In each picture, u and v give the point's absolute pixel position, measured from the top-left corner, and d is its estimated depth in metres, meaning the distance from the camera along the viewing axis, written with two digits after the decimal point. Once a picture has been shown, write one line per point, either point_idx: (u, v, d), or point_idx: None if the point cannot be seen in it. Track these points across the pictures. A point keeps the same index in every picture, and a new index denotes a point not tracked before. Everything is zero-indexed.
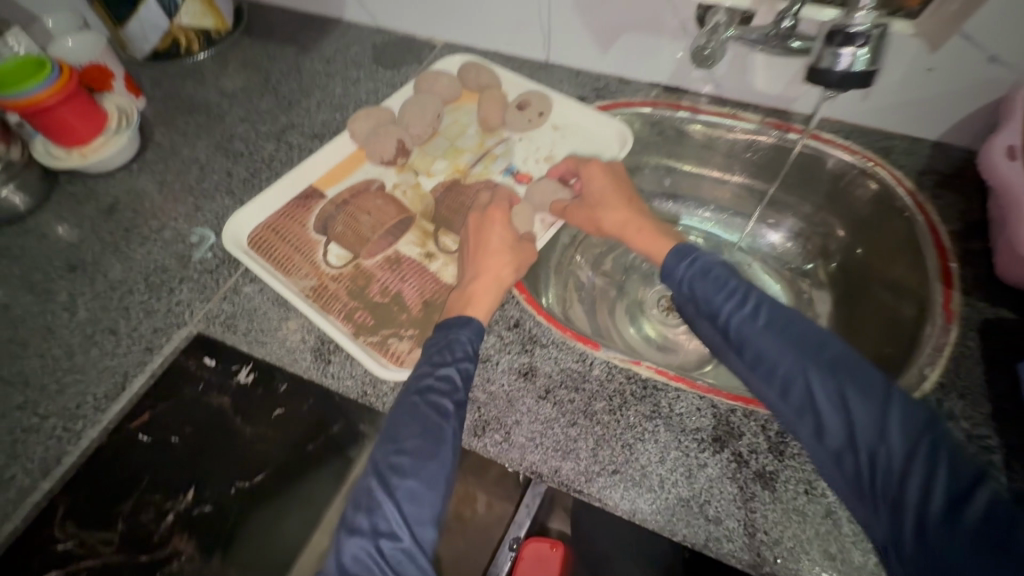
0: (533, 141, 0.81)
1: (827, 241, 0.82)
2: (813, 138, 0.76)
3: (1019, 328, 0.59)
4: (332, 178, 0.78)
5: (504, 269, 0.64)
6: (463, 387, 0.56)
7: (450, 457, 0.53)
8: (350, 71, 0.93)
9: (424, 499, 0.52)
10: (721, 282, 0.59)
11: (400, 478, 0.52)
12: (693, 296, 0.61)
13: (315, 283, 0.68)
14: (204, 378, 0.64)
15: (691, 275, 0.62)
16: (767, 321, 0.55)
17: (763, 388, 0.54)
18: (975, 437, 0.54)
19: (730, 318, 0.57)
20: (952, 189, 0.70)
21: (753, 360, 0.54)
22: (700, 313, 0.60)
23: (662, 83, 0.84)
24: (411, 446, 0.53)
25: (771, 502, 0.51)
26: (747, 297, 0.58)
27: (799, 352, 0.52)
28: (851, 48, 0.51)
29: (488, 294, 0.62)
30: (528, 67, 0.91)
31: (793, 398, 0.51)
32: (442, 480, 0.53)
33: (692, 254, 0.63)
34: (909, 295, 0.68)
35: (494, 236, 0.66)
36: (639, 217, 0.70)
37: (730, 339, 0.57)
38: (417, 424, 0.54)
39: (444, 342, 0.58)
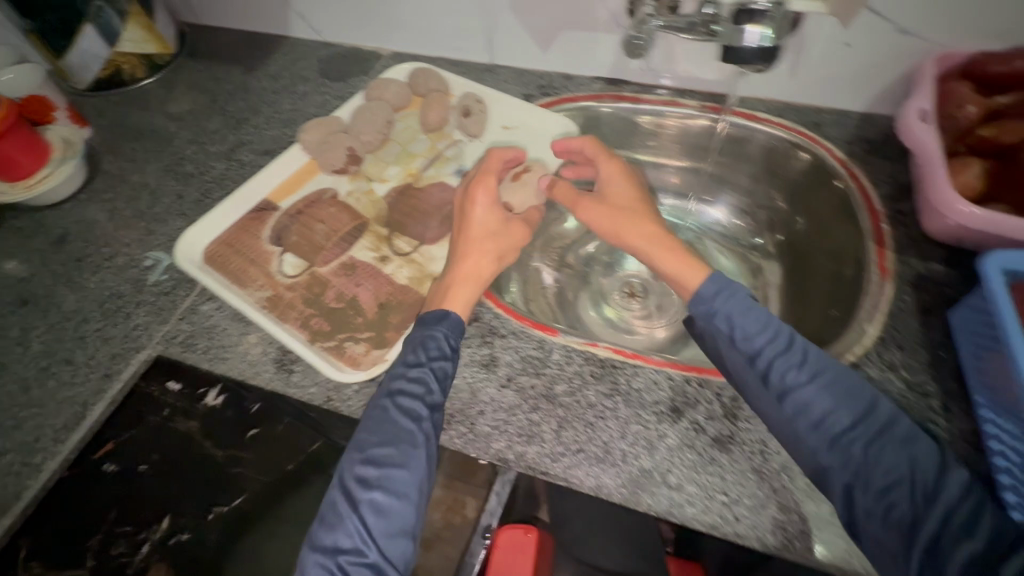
0: (483, 142, 0.83)
1: (773, 216, 0.85)
2: (751, 118, 0.79)
3: (948, 280, 0.63)
4: (286, 189, 0.78)
5: (489, 259, 0.64)
6: (436, 389, 0.56)
7: (423, 465, 0.53)
8: (297, 86, 0.94)
9: (392, 510, 0.51)
10: (764, 321, 0.54)
11: (366, 488, 0.51)
12: (729, 331, 0.55)
13: (270, 293, 0.68)
14: (167, 405, 0.64)
15: (728, 306, 0.55)
16: (815, 369, 0.51)
17: (806, 439, 0.49)
18: (915, 385, 0.57)
19: (772, 361, 0.52)
20: (881, 156, 0.74)
21: (794, 408, 0.50)
22: (733, 352, 0.54)
23: (604, 76, 0.87)
24: (381, 456, 0.52)
25: (729, 465, 0.53)
26: (790, 341, 0.53)
27: (848, 408, 0.49)
28: None
29: (469, 290, 0.62)
30: (473, 70, 0.92)
31: (839, 449, 0.48)
32: (412, 490, 0.52)
33: (721, 287, 0.57)
34: (849, 258, 0.71)
35: (482, 215, 0.66)
36: (649, 240, 0.64)
37: (771, 384, 0.52)
38: (385, 430, 0.53)
39: (419, 342, 0.58)
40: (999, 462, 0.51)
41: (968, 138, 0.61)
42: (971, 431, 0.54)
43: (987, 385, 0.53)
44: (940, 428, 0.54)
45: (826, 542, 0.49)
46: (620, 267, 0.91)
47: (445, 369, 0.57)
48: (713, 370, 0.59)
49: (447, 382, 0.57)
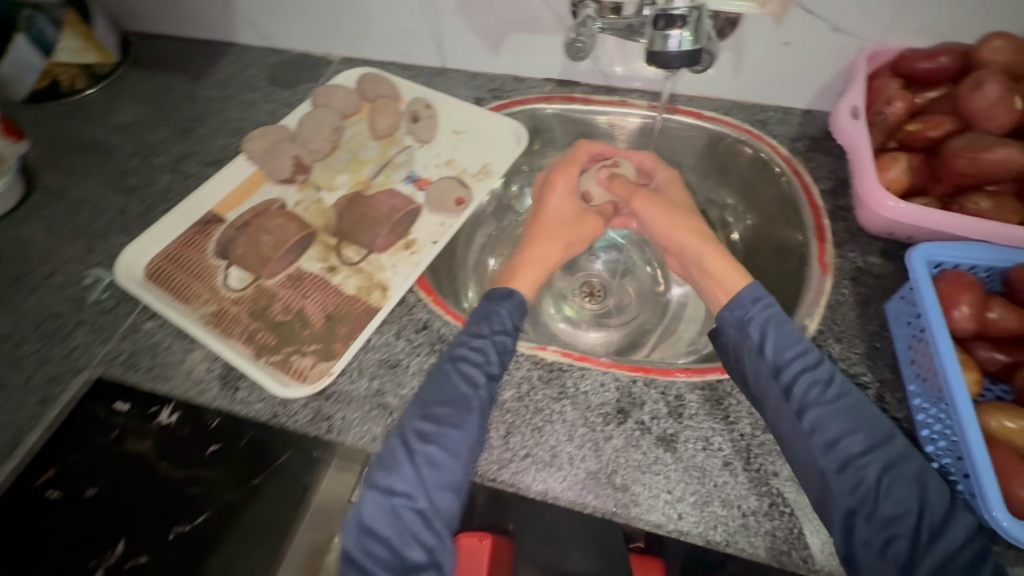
0: (434, 147, 0.82)
1: (724, 212, 0.85)
2: (697, 118, 0.81)
3: (885, 272, 0.65)
4: (233, 201, 0.77)
5: (560, 244, 0.69)
6: (496, 360, 0.58)
7: (475, 429, 0.54)
8: (245, 95, 0.92)
9: (446, 462, 0.53)
10: (794, 337, 0.56)
11: (426, 438, 0.53)
12: (760, 342, 0.56)
13: (215, 308, 0.66)
14: (116, 425, 0.62)
15: (764, 318, 0.57)
16: (838, 391, 0.53)
17: (820, 459, 0.50)
18: (852, 376, 0.58)
19: (798, 377, 0.54)
20: (822, 151, 0.75)
21: (813, 427, 0.51)
22: (756, 365, 0.56)
23: (554, 78, 0.87)
24: (442, 412, 0.54)
25: (673, 463, 0.54)
26: (819, 363, 0.55)
27: (867, 434, 0.51)
28: (676, 29, 0.56)
29: (536, 273, 0.67)
30: (425, 74, 0.91)
31: (850, 475, 0.49)
32: (465, 449, 0.53)
33: (760, 296, 0.59)
34: (793, 253, 0.72)
35: (556, 203, 0.71)
36: (697, 247, 0.65)
37: (793, 399, 0.53)
38: (444, 392, 0.55)
39: (484, 313, 0.61)
40: (931, 449, 0.53)
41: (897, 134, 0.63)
42: (905, 420, 0.56)
43: (918, 374, 0.55)
44: None
45: (764, 536, 0.50)
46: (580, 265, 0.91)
47: (505, 343, 0.59)
48: (658, 370, 0.59)
49: (507, 354, 0.59)
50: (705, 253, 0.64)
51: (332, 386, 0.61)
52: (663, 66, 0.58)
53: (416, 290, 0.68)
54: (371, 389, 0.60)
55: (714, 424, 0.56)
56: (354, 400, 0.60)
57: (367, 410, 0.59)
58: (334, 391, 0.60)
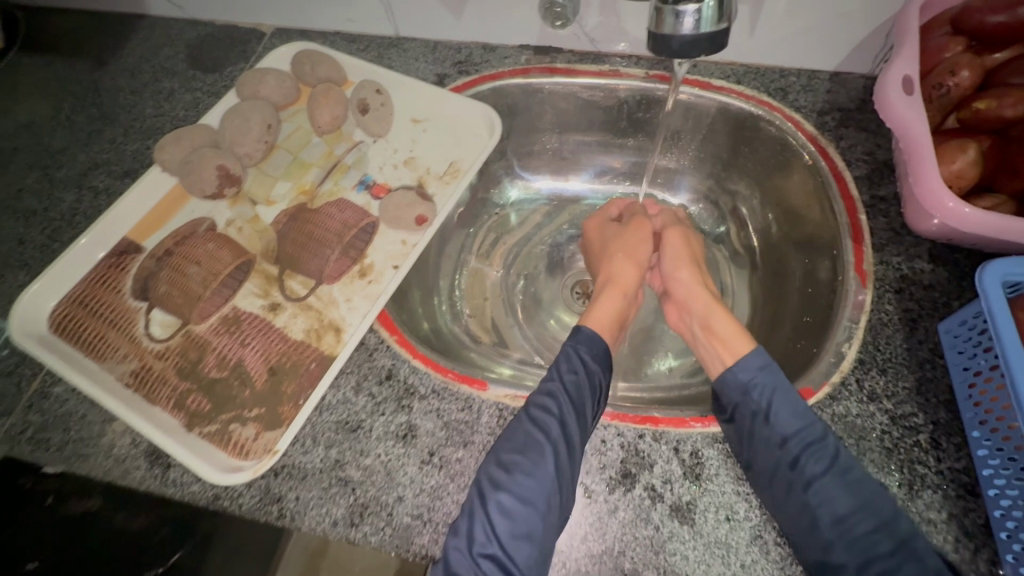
0: (390, 142, 0.69)
1: (736, 201, 0.74)
2: (703, 88, 0.66)
3: (935, 281, 0.54)
4: (149, 225, 0.63)
5: (622, 261, 0.64)
6: (570, 406, 0.48)
7: (554, 476, 0.45)
8: (161, 83, 0.77)
9: (521, 512, 0.44)
10: (799, 408, 0.47)
11: (497, 483, 0.45)
12: (765, 407, 0.47)
13: (136, 366, 0.55)
14: None
15: (770, 385, 0.48)
16: (841, 464, 0.45)
17: (822, 534, 0.43)
18: (899, 417, 0.49)
19: (803, 451, 0.45)
20: (856, 126, 0.63)
21: (816, 503, 0.44)
22: (760, 434, 0.47)
23: (531, 45, 0.72)
24: (516, 457, 0.46)
25: (691, 539, 0.45)
26: (825, 435, 0.46)
27: (874, 513, 0.43)
28: (693, 4, 0.42)
29: (612, 300, 0.60)
30: (376, 46, 0.75)
31: (854, 548, 0.42)
32: (542, 498, 0.44)
33: (765, 362, 0.49)
34: (822, 253, 0.61)
35: (610, 230, 0.68)
36: (703, 301, 0.59)
37: (798, 471, 0.45)
38: (517, 437, 0.47)
39: (563, 353, 0.53)
40: (998, 514, 0.43)
41: (960, 111, 0.52)
42: (965, 471, 0.46)
43: (986, 420, 0.45)
44: (931, 470, 0.46)
45: None
46: (570, 266, 0.81)
47: (576, 385, 0.50)
48: (669, 421, 0.50)
49: (586, 398, 0.49)
50: (711, 309, 0.57)
51: (282, 460, 0.51)
52: (675, 53, 0.46)
53: (377, 329, 0.57)
54: (328, 460, 0.50)
55: (739, 487, 0.47)
56: (310, 474, 0.50)
57: (325, 487, 0.49)
58: (284, 465, 0.50)
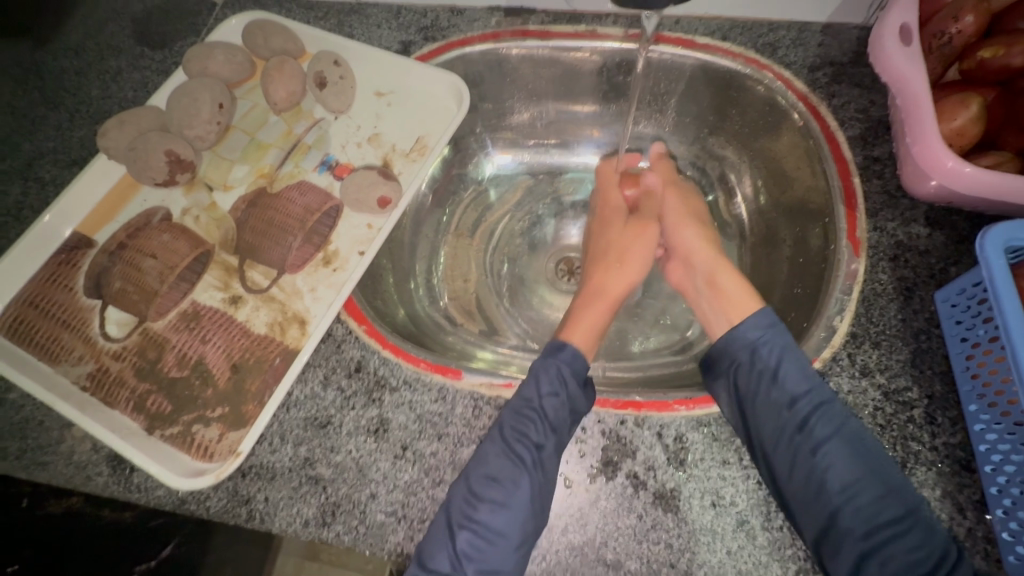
0: (353, 119, 0.65)
1: (724, 168, 0.70)
2: (688, 47, 0.62)
3: (932, 247, 0.51)
4: (100, 217, 0.59)
5: (618, 271, 0.60)
6: (550, 431, 0.45)
7: (528, 504, 0.43)
8: (108, 62, 0.71)
9: (493, 546, 0.42)
10: (809, 368, 0.46)
11: (469, 515, 0.43)
12: (774, 368, 0.46)
13: (92, 367, 0.52)
14: (24, 494, 0.51)
15: (778, 344, 0.47)
16: (851, 428, 0.43)
17: (828, 499, 0.41)
18: (893, 392, 0.46)
19: (812, 413, 0.44)
20: (850, 82, 0.58)
21: (823, 467, 0.42)
22: (767, 395, 0.45)
23: (502, 6, 0.66)
24: (489, 485, 0.44)
25: (675, 527, 0.44)
26: (834, 399, 0.45)
27: (884, 479, 0.41)
28: None
29: (600, 313, 0.57)
30: (335, 13, 0.70)
31: (863, 516, 0.40)
32: (515, 531, 0.42)
33: (775, 322, 0.48)
34: (814, 220, 0.58)
35: (612, 229, 0.63)
36: (708, 260, 0.57)
37: (807, 432, 0.44)
38: (493, 464, 0.44)
39: (536, 370, 0.49)
40: (994, 491, 0.41)
41: (964, 61, 0.49)
42: (960, 446, 0.44)
43: (984, 394, 0.43)
44: (925, 446, 0.44)
45: None
46: (553, 243, 0.77)
47: (557, 407, 0.46)
48: (652, 405, 0.47)
49: (567, 423, 0.46)
50: (718, 267, 0.56)
51: (248, 460, 0.48)
52: None
53: (345, 319, 0.54)
54: (297, 460, 0.48)
55: (725, 471, 0.45)
56: (279, 475, 0.48)
57: (295, 486, 0.47)
58: (252, 466, 0.48)
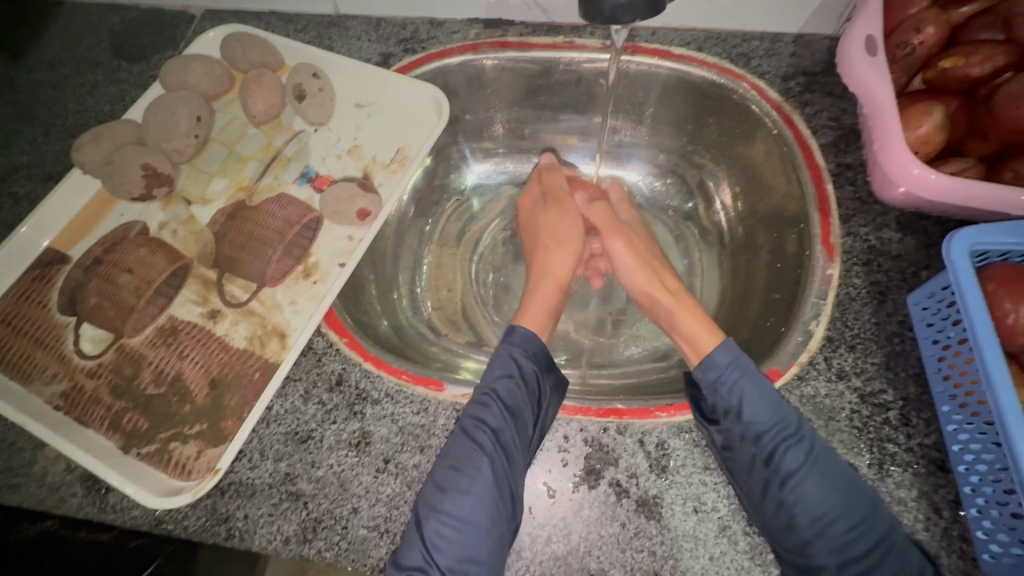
0: (333, 130, 0.65)
1: (703, 175, 0.71)
2: (663, 58, 0.63)
3: (903, 251, 0.52)
4: (75, 232, 0.58)
5: (557, 253, 0.62)
6: (507, 415, 0.46)
7: (492, 489, 0.43)
8: (84, 74, 0.70)
9: (461, 534, 0.42)
10: (772, 400, 0.44)
11: (434, 504, 0.43)
12: (736, 405, 0.45)
13: (66, 386, 0.51)
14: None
15: (739, 379, 0.45)
16: (818, 456, 0.43)
17: (800, 533, 0.41)
18: (869, 395, 0.47)
19: (779, 447, 0.43)
20: (822, 91, 0.60)
21: (793, 501, 0.42)
22: (733, 432, 0.44)
23: (481, 18, 0.67)
24: (451, 474, 0.44)
25: (658, 534, 0.44)
26: (801, 428, 0.43)
27: (855, 508, 0.41)
28: None
29: (548, 296, 0.59)
30: (314, 26, 0.70)
31: (834, 547, 0.41)
32: (482, 516, 0.42)
33: (737, 355, 0.47)
34: (790, 226, 0.59)
35: (541, 217, 0.65)
36: (668, 299, 0.57)
37: (773, 467, 0.43)
38: (453, 453, 0.45)
39: (491, 358, 0.51)
40: (968, 490, 0.42)
41: (926, 71, 0.50)
42: (934, 446, 0.45)
43: (955, 394, 0.44)
44: (901, 447, 0.45)
45: None
46: None
47: (511, 390, 0.48)
48: (634, 412, 0.48)
49: (524, 407, 0.47)
50: (677, 308, 0.56)
51: (226, 478, 0.48)
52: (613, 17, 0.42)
53: (325, 331, 0.53)
54: (277, 475, 0.48)
55: (706, 477, 0.45)
56: (258, 491, 0.47)
57: (275, 503, 0.47)
58: (231, 483, 0.48)
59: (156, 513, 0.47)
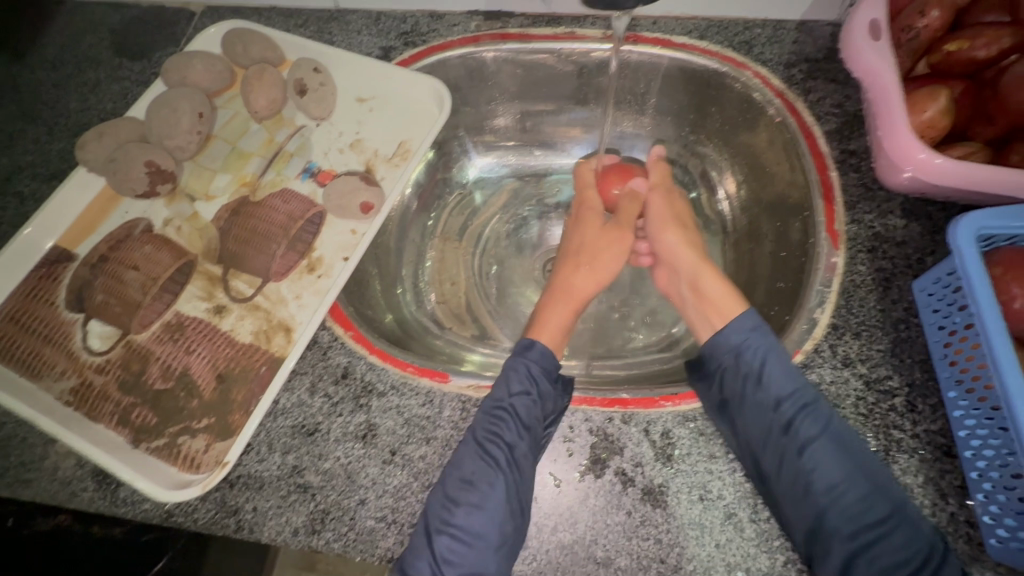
0: (335, 125, 0.65)
1: (706, 165, 0.71)
2: (666, 47, 0.62)
3: (908, 238, 0.52)
4: (81, 230, 0.59)
5: (582, 273, 0.60)
6: (524, 430, 0.46)
7: (504, 505, 0.43)
8: (86, 73, 0.70)
9: (473, 547, 0.43)
10: (794, 370, 0.47)
11: (445, 519, 0.43)
12: (757, 371, 0.47)
13: (75, 382, 0.52)
14: (9, 513, 0.51)
15: (763, 347, 0.48)
16: (836, 426, 0.44)
17: (814, 499, 0.43)
18: (874, 382, 0.47)
19: (797, 415, 0.45)
20: (825, 78, 0.59)
21: (809, 467, 0.44)
22: (754, 398, 0.47)
23: (481, 10, 0.67)
24: (464, 488, 0.44)
25: (664, 522, 0.44)
26: (819, 399, 0.46)
27: (869, 475, 0.42)
28: None
29: (563, 316, 0.58)
30: (314, 21, 0.70)
31: (847, 515, 0.42)
32: (495, 530, 0.43)
33: (757, 325, 0.49)
34: (794, 215, 0.58)
35: (590, 231, 0.63)
36: (692, 263, 0.58)
37: (791, 434, 0.45)
38: (467, 467, 0.45)
39: (505, 372, 0.50)
40: (975, 475, 0.42)
41: (931, 54, 0.50)
42: (940, 432, 0.45)
43: (962, 380, 0.43)
44: (906, 434, 0.45)
45: None
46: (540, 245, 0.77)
47: (528, 407, 0.47)
48: (639, 402, 0.48)
49: (538, 421, 0.47)
50: (700, 270, 0.57)
51: (235, 471, 0.48)
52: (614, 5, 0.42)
53: (330, 325, 0.54)
54: (285, 468, 0.48)
55: (711, 465, 0.45)
56: (267, 483, 0.48)
57: (283, 495, 0.47)
58: (239, 476, 0.48)
59: (167, 506, 0.48)
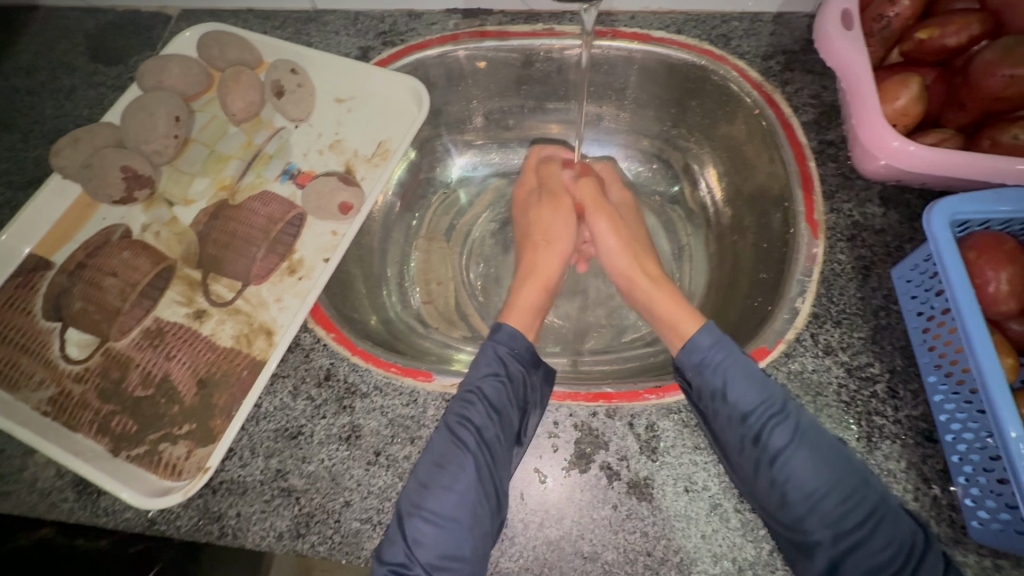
0: (314, 126, 0.64)
1: (688, 158, 0.71)
2: (643, 41, 0.62)
3: (887, 225, 0.52)
4: (57, 237, 0.58)
5: (545, 253, 0.62)
6: (494, 414, 0.47)
7: (476, 486, 0.44)
8: (60, 80, 0.69)
9: (445, 529, 0.43)
10: (757, 378, 0.45)
11: (416, 502, 0.43)
12: (721, 386, 0.46)
13: (54, 392, 0.51)
14: None
15: (725, 362, 0.46)
16: (806, 430, 0.44)
17: (794, 508, 0.42)
18: (856, 368, 0.47)
19: (765, 425, 0.44)
20: (801, 69, 0.60)
21: (784, 478, 0.43)
22: (721, 413, 0.45)
23: (459, 9, 0.67)
24: (435, 471, 0.44)
25: (650, 515, 0.44)
26: (786, 405, 0.44)
27: (845, 479, 0.42)
28: None
29: (533, 296, 0.59)
30: (292, 22, 0.69)
31: (829, 518, 0.42)
32: (466, 511, 0.43)
33: (718, 339, 0.48)
34: (775, 206, 0.59)
35: (533, 209, 0.65)
36: (647, 285, 0.58)
37: (762, 446, 0.43)
38: (436, 451, 0.45)
39: (481, 354, 0.51)
40: (956, 459, 0.42)
41: (903, 43, 0.50)
42: (922, 418, 0.45)
43: (941, 364, 0.44)
44: (888, 420, 0.45)
45: None
46: None
47: (498, 389, 0.49)
48: (623, 395, 0.48)
49: (509, 404, 0.48)
50: (655, 293, 0.57)
51: (217, 476, 0.48)
52: None
53: (313, 327, 0.53)
54: (268, 472, 0.48)
55: (696, 457, 0.45)
56: (250, 488, 0.47)
57: (267, 499, 0.47)
58: (223, 481, 0.47)
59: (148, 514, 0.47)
